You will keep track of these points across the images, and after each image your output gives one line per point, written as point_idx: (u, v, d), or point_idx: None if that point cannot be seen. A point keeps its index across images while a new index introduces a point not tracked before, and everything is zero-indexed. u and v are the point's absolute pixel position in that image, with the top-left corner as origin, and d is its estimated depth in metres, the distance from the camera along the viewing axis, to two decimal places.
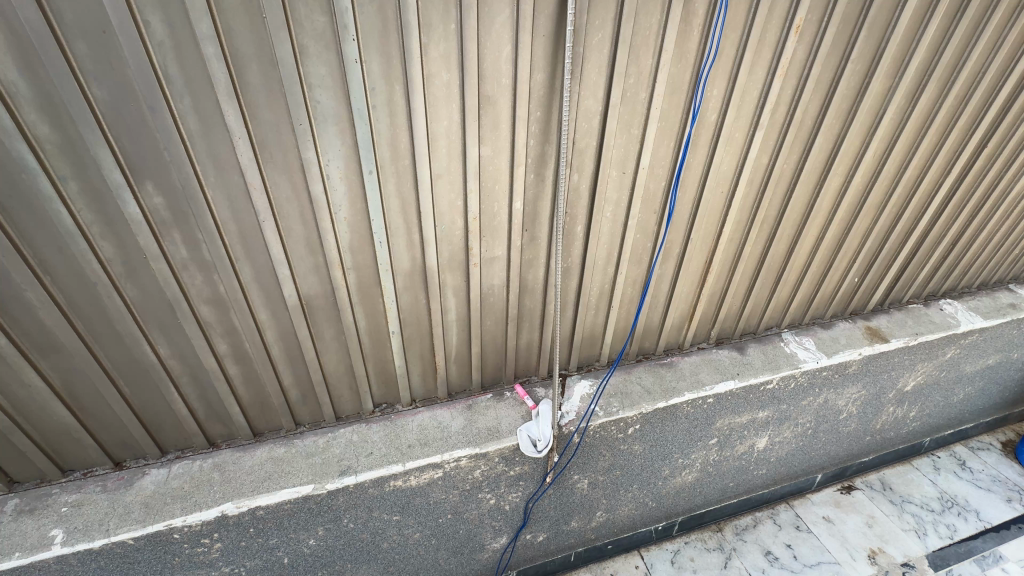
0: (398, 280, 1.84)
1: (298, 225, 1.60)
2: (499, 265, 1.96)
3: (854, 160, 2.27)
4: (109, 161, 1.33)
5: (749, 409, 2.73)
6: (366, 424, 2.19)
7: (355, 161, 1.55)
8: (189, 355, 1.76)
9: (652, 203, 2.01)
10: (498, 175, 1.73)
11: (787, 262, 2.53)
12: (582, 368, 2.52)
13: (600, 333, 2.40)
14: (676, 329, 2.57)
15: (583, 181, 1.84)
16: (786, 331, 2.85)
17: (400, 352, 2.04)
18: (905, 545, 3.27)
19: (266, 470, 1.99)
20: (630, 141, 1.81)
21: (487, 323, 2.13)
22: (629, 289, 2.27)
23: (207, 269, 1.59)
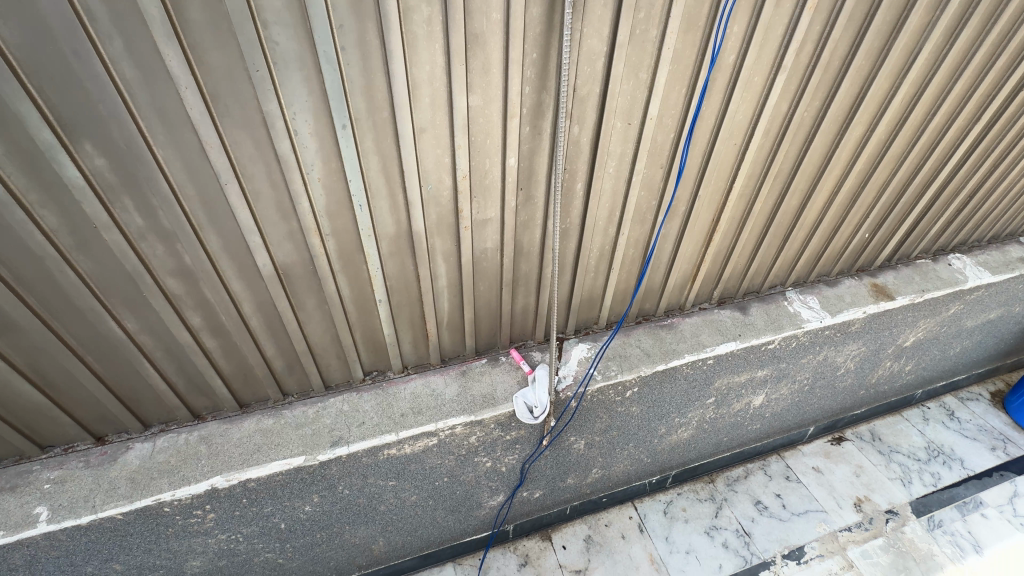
0: (382, 246, 1.69)
1: (266, 187, 1.44)
2: (493, 228, 1.80)
3: (880, 106, 2.08)
4: (34, 117, 1.14)
5: (748, 369, 2.68)
6: (357, 393, 2.11)
7: (326, 114, 1.36)
8: (161, 329, 1.64)
9: (659, 158, 1.84)
10: (490, 129, 1.55)
11: (797, 219, 2.39)
12: (581, 331, 2.42)
13: (599, 295, 2.29)
14: (678, 289, 2.47)
15: (584, 133, 1.66)
16: (791, 290, 2.75)
17: (389, 321, 1.93)
18: (890, 493, 3.37)
19: (254, 442, 1.93)
20: (638, 86, 1.62)
21: (480, 289, 2.01)
22: (631, 249, 2.14)
23: (168, 239, 1.44)
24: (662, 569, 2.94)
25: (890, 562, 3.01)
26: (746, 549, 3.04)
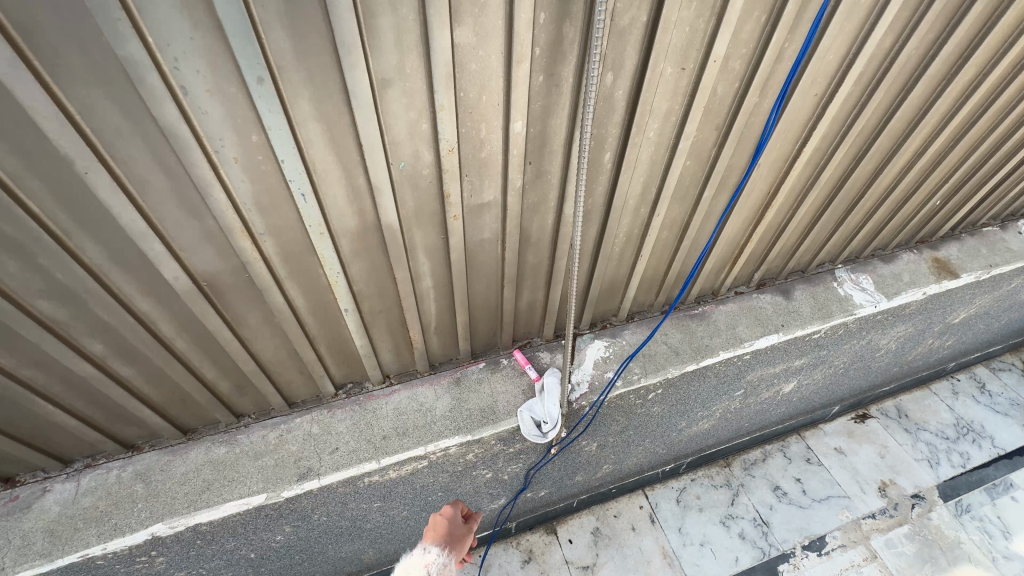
0: (342, 245, 1.25)
1: (156, 174, 0.97)
2: (492, 215, 1.35)
3: (1004, 41, 1.62)
4: None
5: (786, 359, 2.33)
6: (328, 411, 1.75)
7: (229, 59, 0.87)
8: (50, 361, 1.23)
9: (715, 116, 1.36)
10: (486, 80, 1.06)
11: (867, 187, 1.95)
12: (597, 325, 2.04)
13: (621, 286, 1.87)
14: (714, 274, 2.05)
15: (619, 85, 1.17)
16: (840, 268, 2.34)
17: (360, 332, 1.52)
18: (917, 476, 3.16)
19: (203, 478, 1.58)
20: (701, 13, 1.11)
21: (477, 287, 1.59)
22: (666, 232, 1.70)
23: (22, 252, 0.99)
24: (675, 564, 2.73)
25: (915, 552, 2.83)
26: (764, 540, 2.84)
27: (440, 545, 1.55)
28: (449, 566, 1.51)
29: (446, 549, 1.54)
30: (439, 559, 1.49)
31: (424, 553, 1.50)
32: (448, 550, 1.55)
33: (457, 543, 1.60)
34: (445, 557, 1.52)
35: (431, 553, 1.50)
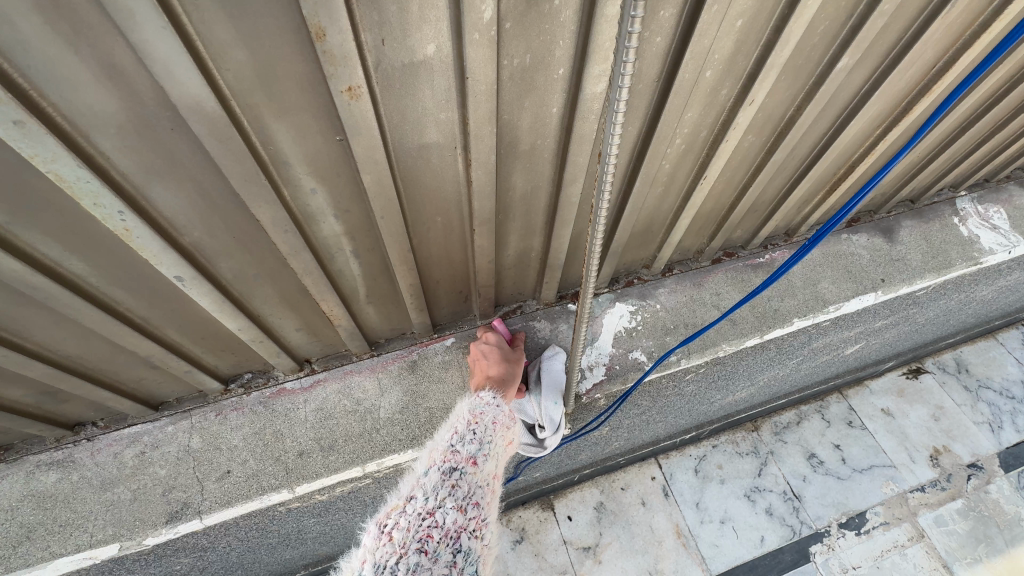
0: (103, 152, 0.58)
1: None
2: (439, 95, 0.67)
3: None
4: None
5: (868, 321, 1.72)
6: (216, 414, 1.17)
7: None
8: None
9: None
10: None
11: None
12: (620, 281, 1.40)
13: (662, 226, 1.22)
14: (796, 208, 1.36)
15: None
16: (963, 196, 1.66)
17: (226, 312, 0.89)
18: (975, 442, 2.70)
19: (20, 523, 1.04)
20: None
21: (426, 233, 0.93)
22: (750, 138, 1.01)
23: None
24: (690, 545, 2.35)
25: (969, 531, 2.43)
26: (794, 517, 2.44)
27: (496, 377, 1.10)
28: (514, 428, 1.05)
29: (504, 382, 1.09)
30: (506, 416, 1.02)
31: (485, 399, 1.02)
32: (507, 384, 1.10)
33: (513, 366, 1.15)
34: (506, 398, 1.07)
35: (495, 402, 1.03)
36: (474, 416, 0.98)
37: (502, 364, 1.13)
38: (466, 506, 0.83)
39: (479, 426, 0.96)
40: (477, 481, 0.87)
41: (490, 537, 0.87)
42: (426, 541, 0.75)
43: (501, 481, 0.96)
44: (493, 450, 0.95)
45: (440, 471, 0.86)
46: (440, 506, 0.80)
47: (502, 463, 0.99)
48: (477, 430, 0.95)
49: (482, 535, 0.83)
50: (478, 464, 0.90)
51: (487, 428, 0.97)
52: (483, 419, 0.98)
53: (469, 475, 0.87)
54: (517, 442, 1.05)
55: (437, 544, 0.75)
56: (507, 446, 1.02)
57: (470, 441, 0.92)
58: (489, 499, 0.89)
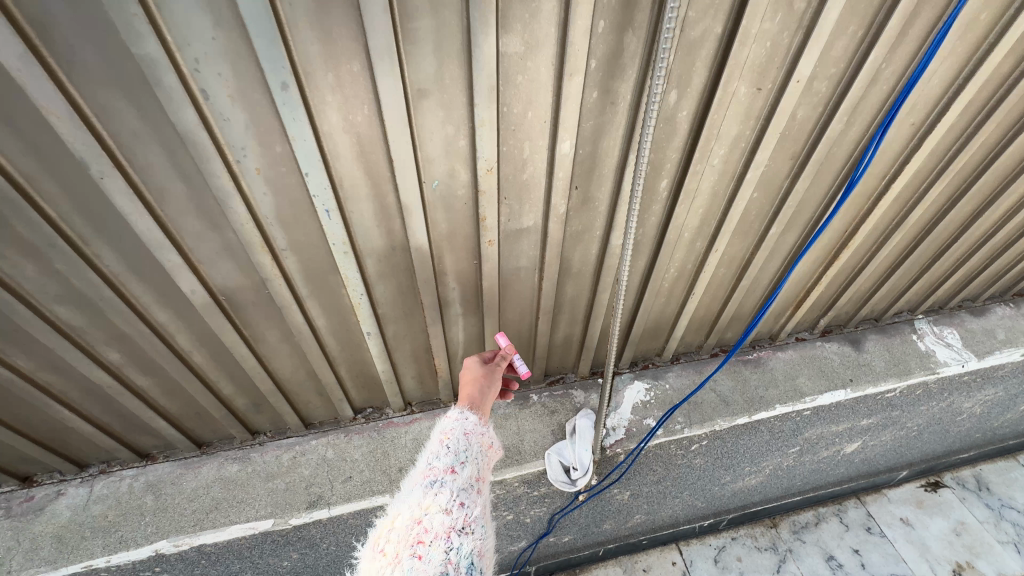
0: (368, 265, 1.16)
1: (178, 184, 0.91)
2: (532, 242, 1.24)
3: None
4: None
5: (852, 418, 2.07)
6: (345, 435, 1.65)
7: (255, 65, 0.79)
8: (69, 367, 1.20)
9: (791, 145, 1.19)
10: (533, 95, 0.94)
11: (961, 232, 1.67)
12: (638, 364, 1.87)
13: (667, 325, 1.70)
14: (773, 318, 1.83)
15: (683, 105, 1.03)
16: (921, 318, 2.07)
17: (382, 357, 1.42)
18: (1001, 561, 2.71)
19: (212, 497, 1.52)
20: (784, 28, 0.95)
21: (508, 317, 1.47)
22: (723, 269, 1.52)
23: (40, 257, 0.95)
24: None
25: None
26: None
27: (467, 398, 1.14)
28: (489, 436, 1.09)
29: (475, 401, 1.13)
30: (476, 426, 1.06)
31: (457, 420, 1.07)
32: (476, 403, 1.13)
33: (489, 386, 1.19)
34: (479, 415, 1.11)
35: (465, 419, 1.07)
36: (445, 434, 1.03)
37: (476, 384, 1.18)
38: (450, 508, 0.87)
39: (452, 442, 1.01)
40: (457, 486, 0.91)
41: (486, 531, 0.90)
42: (418, 546, 0.81)
43: (489, 481, 0.99)
44: (472, 457, 0.99)
45: (420, 487, 0.91)
46: (426, 514, 0.85)
47: (487, 468, 1.02)
48: (449, 444, 0.99)
49: (473, 529, 0.86)
50: (457, 472, 0.94)
51: (461, 442, 1.01)
52: (457, 435, 1.02)
53: (449, 483, 0.91)
54: (497, 446, 1.08)
55: (430, 545, 0.81)
56: (489, 454, 1.06)
57: (446, 455, 0.97)
58: (476, 498, 0.92)
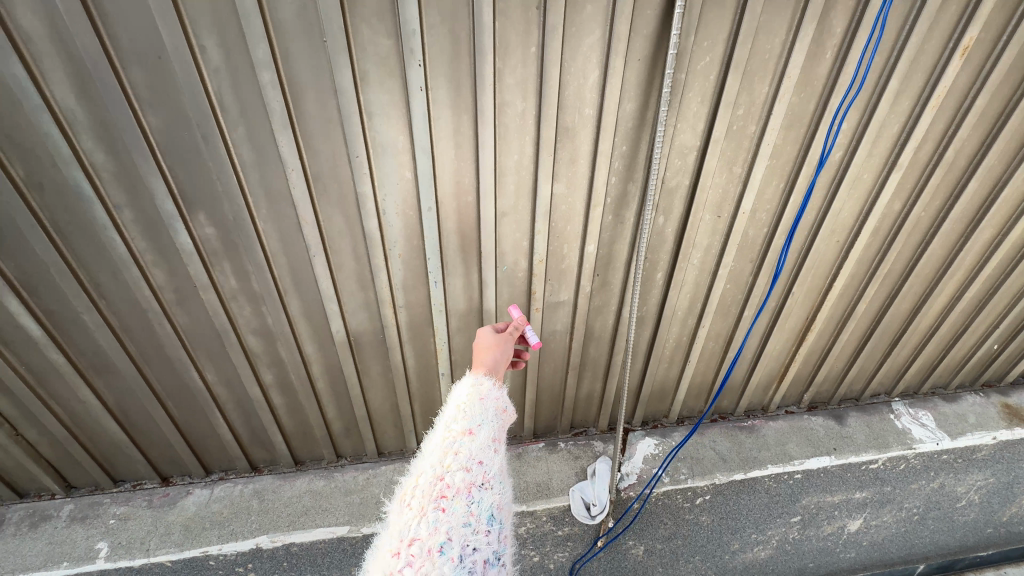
0: (452, 321, 1.67)
1: (350, 260, 1.48)
2: (565, 311, 1.74)
3: (1014, 210, 1.80)
4: (161, 190, 1.23)
5: (845, 489, 2.31)
6: (408, 464, 2.05)
7: (414, 196, 1.38)
8: (236, 383, 1.71)
9: (749, 251, 1.70)
10: (571, 216, 1.50)
11: (906, 325, 2.09)
12: (648, 424, 2.24)
13: (671, 389, 2.12)
14: (762, 389, 2.23)
15: (668, 224, 1.57)
16: (898, 401, 2.40)
17: (449, 395, 1.87)
18: None
19: (303, 504, 1.90)
20: (730, 182, 1.51)
21: (545, 370, 1.93)
22: (711, 343, 1.97)
23: (256, 301, 1.51)
24: None
25: None
26: None
27: (481, 366, 1.19)
28: (502, 400, 1.10)
29: (489, 368, 1.17)
30: (490, 394, 1.07)
31: (471, 386, 1.08)
32: (491, 371, 1.18)
33: (501, 351, 1.26)
34: (493, 383, 1.12)
35: (480, 385, 1.08)
36: (462, 402, 1.03)
37: (490, 351, 1.25)
38: (470, 466, 0.91)
39: (468, 407, 1.02)
40: (475, 447, 0.94)
41: (501, 486, 0.96)
42: (442, 500, 0.85)
43: (503, 441, 1.02)
44: (488, 421, 1.01)
45: (439, 447, 0.93)
46: (447, 472, 0.89)
47: (502, 429, 1.05)
48: (467, 410, 1.01)
49: (490, 485, 0.92)
50: (474, 434, 0.97)
51: (477, 407, 1.03)
52: (474, 401, 1.04)
53: (468, 445, 0.94)
54: (510, 408, 1.10)
55: (452, 499, 0.86)
56: (502, 417, 1.08)
57: (463, 419, 0.99)
58: (492, 456, 0.96)
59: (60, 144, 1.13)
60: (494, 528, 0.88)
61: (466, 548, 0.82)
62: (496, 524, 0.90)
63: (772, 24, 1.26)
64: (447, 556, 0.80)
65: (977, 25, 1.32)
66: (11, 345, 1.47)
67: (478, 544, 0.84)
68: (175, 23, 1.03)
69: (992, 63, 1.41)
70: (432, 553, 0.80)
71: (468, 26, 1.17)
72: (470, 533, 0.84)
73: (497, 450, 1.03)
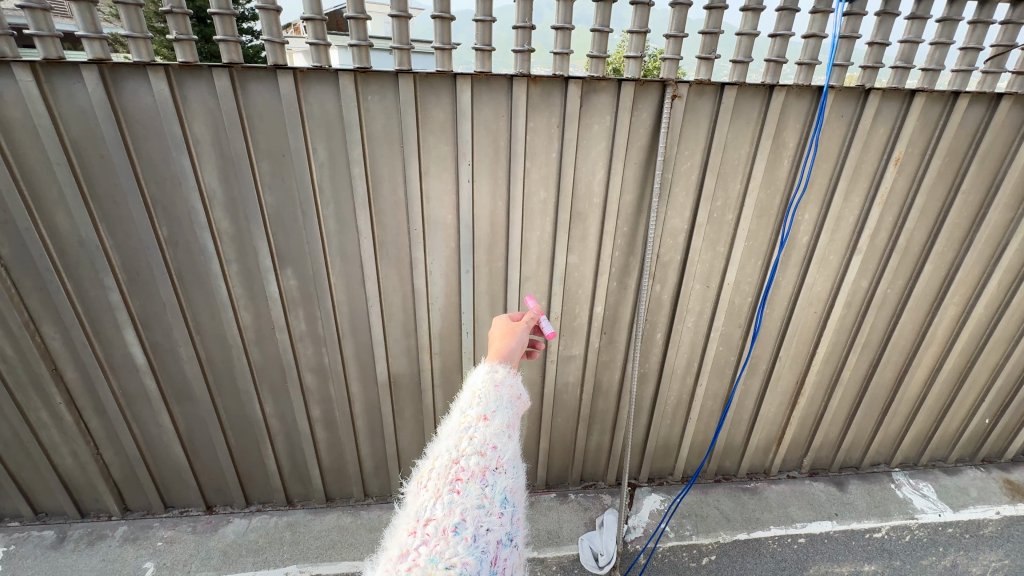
0: None
1: (399, 311, 1.79)
2: (577, 364, 1.99)
3: (973, 290, 2.04)
4: (264, 250, 1.60)
5: (860, 558, 2.10)
6: None
7: (455, 261, 1.73)
8: (288, 416, 1.96)
9: (737, 317, 1.97)
10: (583, 281, 1.82)
11: (892, 393, 2.27)
12: (654, 481, 2.38)
13: (674, 446, 2.29)
14: (762, 451, 2.37)
15: (665, 291, 1.87)
16: (898, 471, 2.49)
17: None
18: None
19: (331, 538, 2.04)
20: (715, 259, 1.83)
21: (558, 420, 2.14)
22: (710, 402, 2.18)
23: (318, 343, 1.81)
24: None
25: None
26: None
27: (497, 351, 1.14)
28: (519, 386, 1.07)
29: (504, 354, 1.13)
30: (507, 378, 1.05)
31: (487, 372, 1.06)
32: (506, 356, 1.13)
33: (517, 339, 1.21)
34: (509, 369, 1.10)
35: (495, 372, 1.06)
36: (479, 386, 1.02)
37: (505, 338, 1.20)
38: (485, 451, 0.90)
39: (484, 393, 1.00)
40: (491, 430, 0.93)
41: (518, 471, 0.94)
42: (456, 483, 0.85)
43: (520, 426, 1.00)
44: (503, 405, 0.99)
45: (455, 432, 0.93)
46: (463, 455, 0.89)
47: (519, 415, 1.03)
48: (483, 395, 1.00)
49: (506, 468, 0.91)
50: (490, 419, 0.96)
51: (492, 393, 1.01)
52: (489, 387, 1.02)
53: (483, 429, 0.93)
54: (527, 395, 1.06)
55: (467, 482, 0.86)
56: (519, 403, 1.05)
57: (479, 403, 0.97)
58: (508, 440, 0.95)
59: (200, 214, 1.53)
60: (511, 511, 0.87)
61: (481, 530, 0.81)
62: (512, 509, 0.89)
63: (739, 140, 1.64)
64: (461, 536, 0.79)
65: (903, 143, 1.68)
66: (116, 371, 1.78)
67: (493, 527, 0.83)
68: (299, 133, 1.46)
69: (923, 170, 1.75)
70: (446, 534, 0.79)
71: (506, 137, 1.57)
72: (484, 516, 0.83)
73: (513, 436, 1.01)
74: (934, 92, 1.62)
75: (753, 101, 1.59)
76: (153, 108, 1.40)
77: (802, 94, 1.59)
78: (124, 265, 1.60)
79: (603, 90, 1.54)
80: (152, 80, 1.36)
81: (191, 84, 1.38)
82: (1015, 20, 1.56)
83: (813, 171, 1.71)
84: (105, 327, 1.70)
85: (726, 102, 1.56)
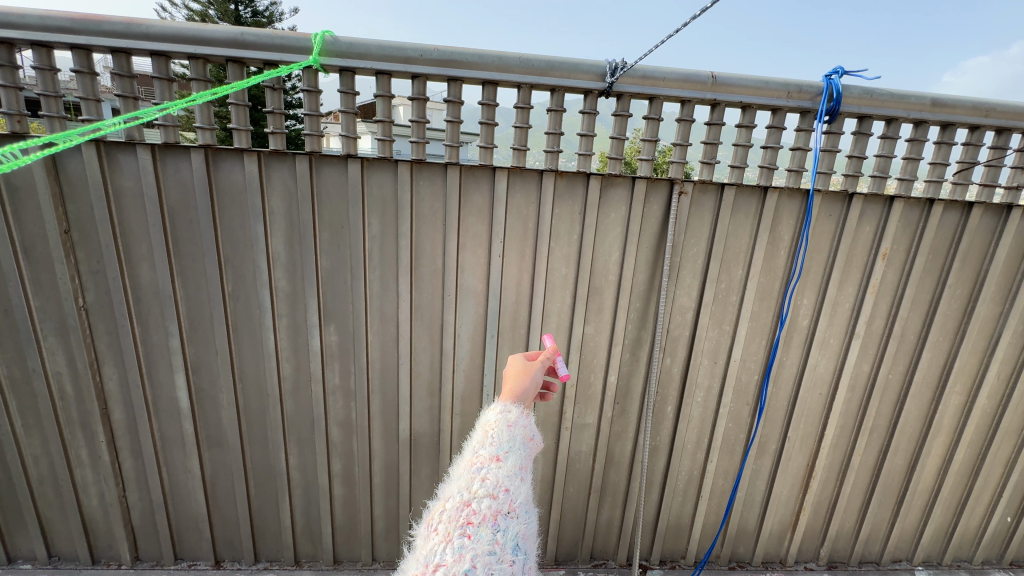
0: None
1: (426, 371, 1.93)
2: (590, 433, 2.07)
3: (974, 380, 2.12)
4: (314, 306, 1.80)
5: None
6: None
7: (482, 326, 1.90)
8: (309, 468, 2.02)
9: (744, 395, 2.06)
10: (597, 350, 1.95)
11: (906, 482, 2.25)
12: (666, 564, 2.29)
13: (686, 526, 2.26)
14: (776, 538, 2.32)
15: (674, 364, 1.99)
16: (922, 571, 2.38)
17: None
18: None
19: None
20: (721, 336, 1.97)
21: (569, 490, 2.16)
22: (720, 480, 2.19)
23: (348, 397, 1.94)
24: None
25: None
26: None
27: (512, 390, 1.14)
28: (532, 428, 1.07)
29: (517, 394, 1.13)
30: (520, 417, 1.06)
31: (500, 412, 1.07)
32: (519, 397, 1.13)
33: (531, 378, 1.19)
34: (522, 409, 1.10)
35: (507, 412, 1.06)
36: (492, 425, 1.03)
37: (519, 376, 1.18)
38: (497, 493, 0.92)
39: (496, 432, 1.01)
40: (503, 472, 0.94)
41: (529, 515, 0.94)
42: (467, 527, 0.87)
43: (532, 468, 1.01)
44: (516, 447, 1.00)
45: (466, 472, 0.95)
46: (474, 498, 0.91)
47: (531, 456, 1.04)
48: (494, 435, 1.01)
49: (518, 513, 0.92)
50: (502, 461, 0.97)
51: (505, 433, 1.02)
52: (501, 426, 1.03)
53: (495, 471, 0.95)
54: (539, 436, 1.07)
55: (478, 526, 0.87)
56: (532, 444, 1.06)
57: (491, 444, 0.99)
58: (520, 483, 0.96)
59: (264, 272, 1.74)
60: (523, 560, 0.87)
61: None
62: (524, 556, 0.89)
63: (739, 230, 1.86)
64: None
65: (887, 240, 1.88)
66: (159, 413, 1.91)
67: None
68: (358, 209, 1.71)
69: (910, 265, 1.93)
70: None
71: (535, 220, 1.80)
72: (495, 562, 0.84)
73: (526, 478, 1.01)
74: (911, 198, 1.84)
75: (750, 199, 1.82)
76: (241, 184, 1.67)
77: (793, 194, 1.83)
78: (188, 314, 1.79)
79: (619, 185, 1.79)
80: (246, 161, 1.64)
81: (276, 167, 1.66)
82: (974, 142, 1.82)
83: (808, 261, 1.90)
84: (159, 371, 1.86)
85: (727, 199, 1.80)
